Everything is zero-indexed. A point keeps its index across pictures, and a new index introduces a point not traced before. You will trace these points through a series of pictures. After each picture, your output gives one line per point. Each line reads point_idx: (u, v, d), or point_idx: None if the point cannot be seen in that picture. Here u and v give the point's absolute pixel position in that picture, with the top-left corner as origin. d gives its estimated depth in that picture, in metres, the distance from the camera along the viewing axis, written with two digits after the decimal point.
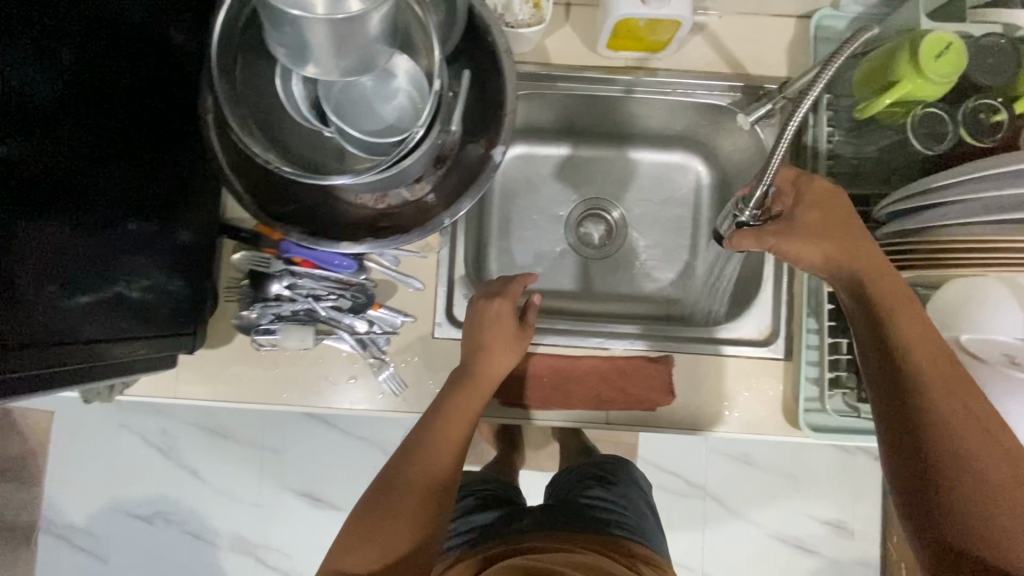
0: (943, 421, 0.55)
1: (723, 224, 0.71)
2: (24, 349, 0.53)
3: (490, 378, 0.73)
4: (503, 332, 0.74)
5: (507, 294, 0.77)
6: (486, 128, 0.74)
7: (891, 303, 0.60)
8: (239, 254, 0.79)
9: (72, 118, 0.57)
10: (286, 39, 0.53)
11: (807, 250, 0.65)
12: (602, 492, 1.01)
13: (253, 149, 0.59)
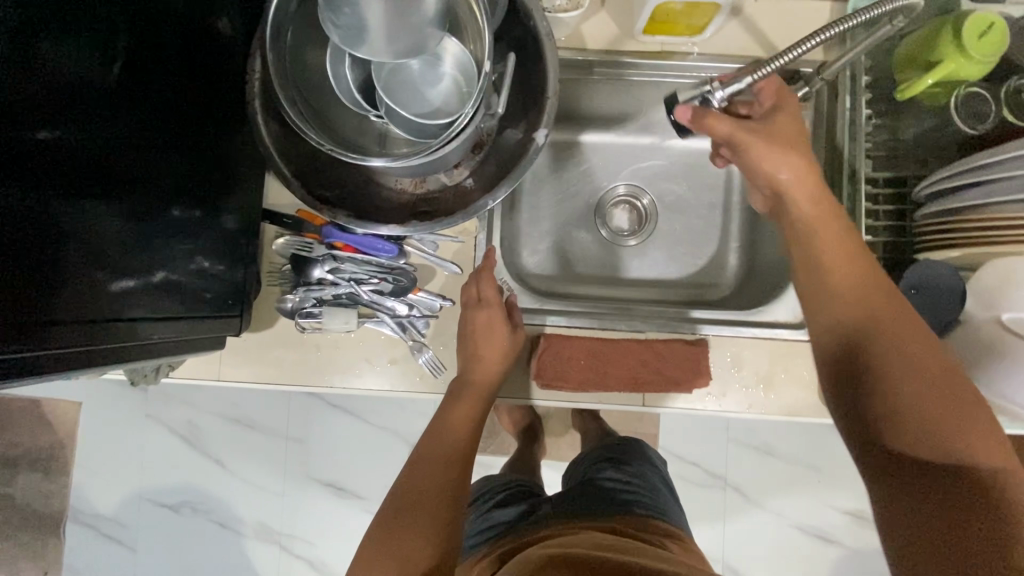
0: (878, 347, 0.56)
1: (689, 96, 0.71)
2: (71, 324, 0.55)
3: (484, 379, 0.78)
4: (496, 337, 0.78)
5: (489, 301, 0.79)
6: (525, 113, 0.75)
7: (821, 241, 0.62)
8: (283, 238, 0.80)
9: (123, 103, 0.59)
10: (343, 20, 0.55)
11: (758, 143, 0.65)
12: (614, 473, 1.01)
13: (304, 129, 0.60)
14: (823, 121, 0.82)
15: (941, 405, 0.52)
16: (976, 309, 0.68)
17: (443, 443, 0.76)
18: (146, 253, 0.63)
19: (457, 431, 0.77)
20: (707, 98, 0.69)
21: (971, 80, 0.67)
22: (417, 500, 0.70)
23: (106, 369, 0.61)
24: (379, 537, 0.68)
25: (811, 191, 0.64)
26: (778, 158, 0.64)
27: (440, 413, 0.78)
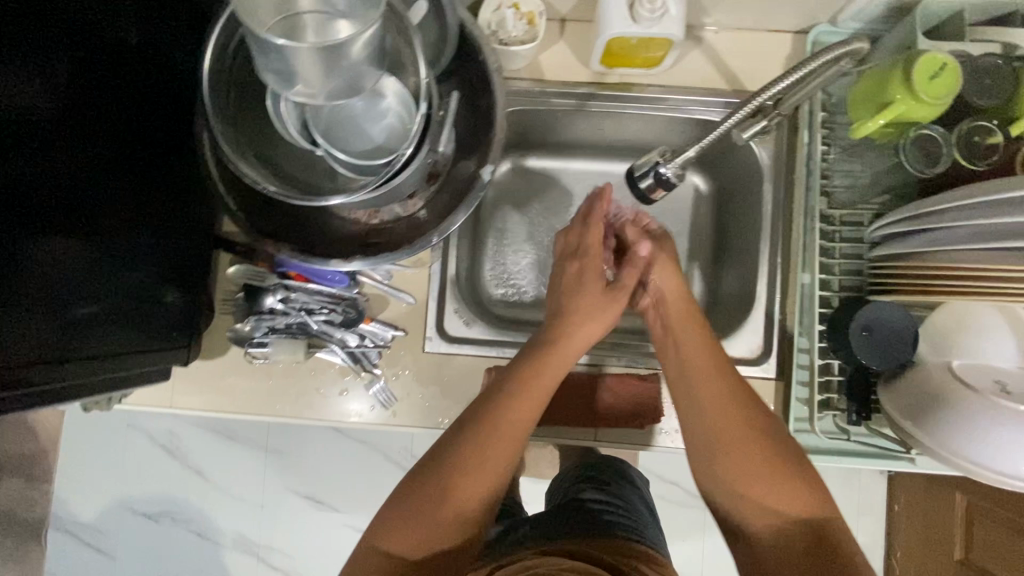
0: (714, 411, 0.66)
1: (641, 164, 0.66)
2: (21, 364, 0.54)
3: (574, 344, 0.73)
4: (591, 291, 0.77)
5: (588, 256, 0.79)
6: (477, 146, 0.75)
7: (683, 331, 0.73)
8: (234, 266, 0.80)
9: (69, 139, 0.58)
10: (272, 65, 0.53)
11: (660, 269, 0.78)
12: (595, 493, 0.95)
13: (246, 173, 0.61)
14: (783, 153, 0.81)
15: (800, 487, 0.60)
16: (929, 354, 0.69)
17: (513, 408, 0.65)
18: (98, 286, 0.63)
19: (536, 394, 0.67)
20: (656, 173, 0.65)
21: (919, 121, 0.66)
22: (478, 461, 0.62)
23: (61, 404, 0.61)
24: (413, 496, 0.61)
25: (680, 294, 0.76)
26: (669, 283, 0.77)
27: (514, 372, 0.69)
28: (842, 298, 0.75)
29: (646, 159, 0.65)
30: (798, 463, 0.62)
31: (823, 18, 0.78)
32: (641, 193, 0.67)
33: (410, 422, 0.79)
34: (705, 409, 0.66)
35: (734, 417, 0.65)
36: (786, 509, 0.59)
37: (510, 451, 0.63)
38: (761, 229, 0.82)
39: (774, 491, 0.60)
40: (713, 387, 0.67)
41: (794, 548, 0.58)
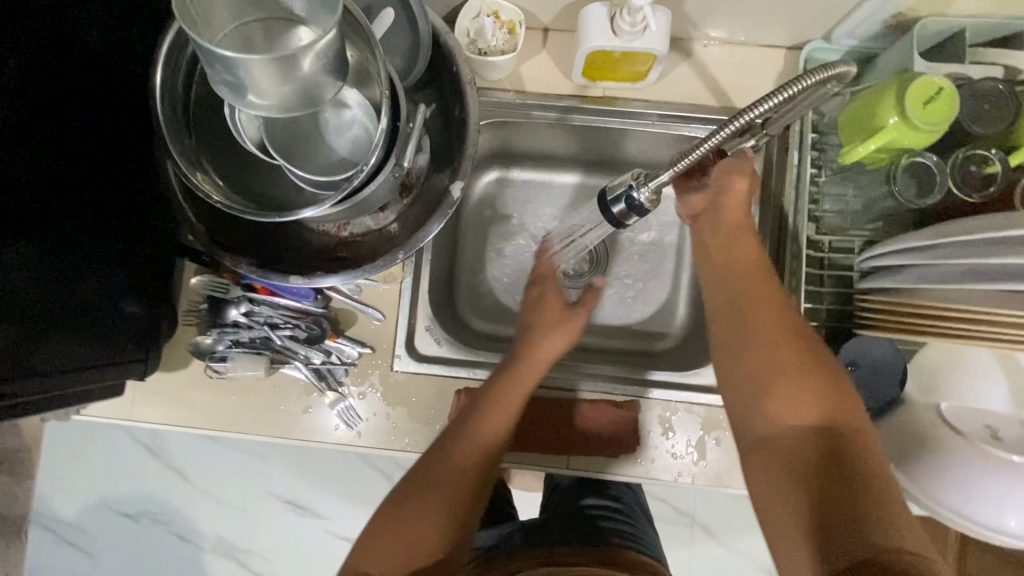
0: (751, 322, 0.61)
1: (614, 186, 0.62)
2: None
3: (542, 352, 0.70)
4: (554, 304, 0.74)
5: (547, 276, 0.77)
6: (451, 158, 0.71)
7: (729, 244, 0.67)
8: (197, 277, 0.77)
9: (5, 144, 0.55)
10: (221, 76, 0.50)
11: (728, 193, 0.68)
12: (597, 499, 0.91)
13: (200, 187, 0.59)
14: (771, 175, 0.78)
15: (819, 395, 0.56)
16: (915, 392, 0.65)
17: (495, 411, 0.64)
18: (47, 301, 0.59)
19: (503, 407, 0.65)
20: (629, 197, 0.62)
21: (912, 149, 0.63)
22: (445, 481, 0.60)
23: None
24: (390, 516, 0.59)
25: (736, 218, 0.68)
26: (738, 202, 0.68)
27: (493, 380, 0.68)
28: (828, 329, 0.71)
29: (619, 182, 0.62)
30: (825, 372, 0.57)
31: (817, 35, 0.75)
32: (614, 217, 0.64)
33: (375, 443, 0.76)
34: (746, 317, 0.62)
35: (774, 326, 0.60)
36: (797, 418, 0.55)
37: (480, 464, 0.62)
38: None
39: (788, 395, 0.56)
40: (758, 293, 0.63)
41: (794, 456, 0.54)
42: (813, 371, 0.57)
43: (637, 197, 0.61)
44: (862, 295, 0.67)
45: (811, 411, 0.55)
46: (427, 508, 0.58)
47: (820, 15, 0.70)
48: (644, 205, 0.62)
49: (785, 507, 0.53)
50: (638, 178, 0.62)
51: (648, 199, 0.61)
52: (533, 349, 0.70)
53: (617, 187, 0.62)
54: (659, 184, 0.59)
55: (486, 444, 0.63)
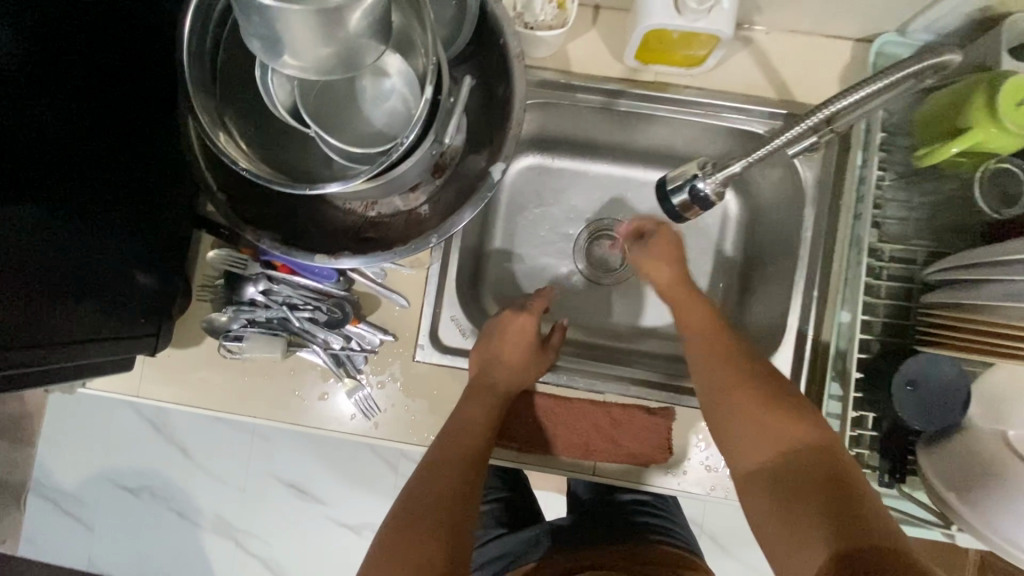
0: (706, 371, 0.65)
1: (675, 177, 0.61)
2: None
3: (510, 382, 0.71)
4: (526, 335, 0.73)
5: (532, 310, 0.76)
6: (490, 138, 0.66)
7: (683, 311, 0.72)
8: (215, 250, 0.73)
9: (33, 95, 0.51)
10: (255, 30, 0.46)
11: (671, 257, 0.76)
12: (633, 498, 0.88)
13: (227, 155, 0.54)
14: (829, 177, 0.73)
15: (775, 421, 0.57)
16: (981, 419, 0.60)
17: (467, 438, 0.65)
18: (60, 267, 0.55)
19: (475, 427, 0.66)
20: (693, 187, 0.60)
21: (1000, 154, 0.58)
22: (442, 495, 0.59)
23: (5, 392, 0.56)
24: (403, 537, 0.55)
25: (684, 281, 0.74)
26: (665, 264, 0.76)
27: (458, 409, 0.68)
28: (884, 344, 0.66)
29: (682, 172, 0.61)
30: (786, 399, 0.59)
31: (891, 27, 0.69)
32: (674, 209, 0.62)
33: (393, 436, 0.73)
34: (708, 367, 0.65)
35: (736, 368, 0.63)
36: (767, 447, 0.56)
37: (470, 476, 0.62)
38: (798, 257, 0.74)
39: (751, 434, 0.58)
40: (714, 343, 0.67)
41: (771, 485, 0.54)
42: (775, 400, 0.59)
43: (700, 187, 0.60)
44: (927, 309, 0.63)
45: (777, 436, 0.56)
46: (430, 519, 0.56)
47: (900, 5, 0.65)
48: (707, 197, 0.60)
49: (778, 539, 0.51)
50: (705, 168, 0.60)
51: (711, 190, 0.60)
52: (483, 387, 0.69)
53: (678, 178, 0.61)
54: (728, 176, 0.58)
55: (462, 469, 0.62)
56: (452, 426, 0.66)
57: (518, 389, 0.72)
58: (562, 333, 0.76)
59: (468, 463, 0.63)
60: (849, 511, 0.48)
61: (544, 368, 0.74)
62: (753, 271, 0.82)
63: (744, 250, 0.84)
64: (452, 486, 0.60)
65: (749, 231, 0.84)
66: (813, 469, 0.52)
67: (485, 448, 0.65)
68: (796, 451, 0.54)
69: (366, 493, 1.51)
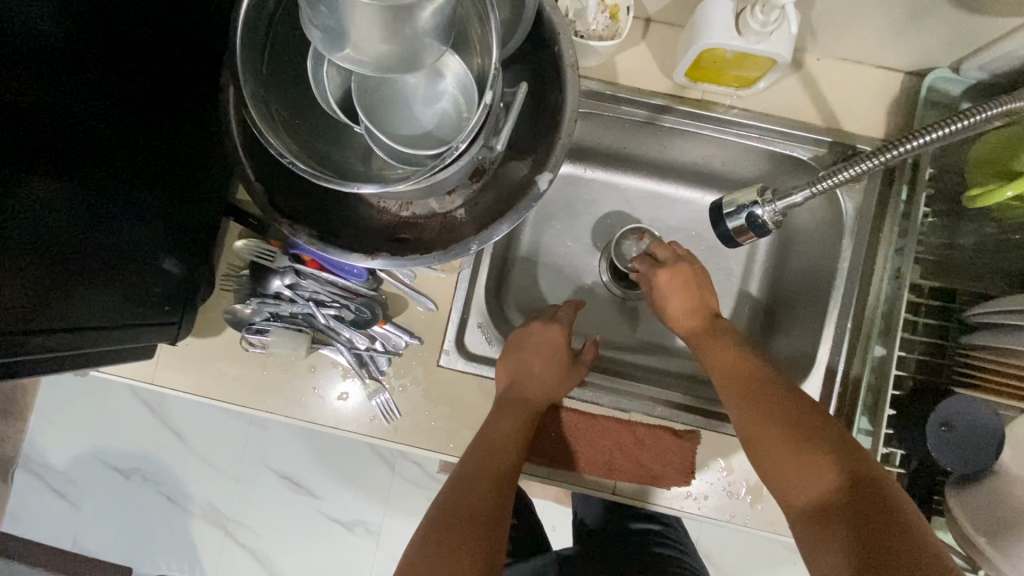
0: (736, 408, 0.63)
1: (732, 204, 0.63)
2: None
3: (539, 392, 0.71)
4: (552, 349, 0.74)
5: (559, 320, 0.77)
6: (535, 147, 0.65)
7: (705, 345, 0.70)
8: (243, 240, 0.71)
9: (65, 65, 0.48)
10: (321, 21, 0.45)
11: (681, 292, 0.74)
12: (644, 523, 0.92)
13: (274, 145, 0.53)
14: (870, 209, 0.73)
15: (809, 457, 0.56)
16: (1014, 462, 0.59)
17: (500, 450, 0.65)
18: (86, 248, 0.53)
19: (511, 437, 0.66)
20: (751, 213, 0.62)
21: None
22: (478, 502, 0.60)
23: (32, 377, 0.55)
24: (439, 543, 0.56)
25: (701, 311, 0.73)
26: (682, 301, 0.74)
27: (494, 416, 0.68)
28: (918, 382, 0.66)
29: (738, 199, 0.63)
30: (808, 423, 0.58)
31: (944, 63, 0.68)
32: (728, 233, 0.64)
33: (411, 441, 0.71)
34: (730, 393, 0.64)
35: (758, 394, 0.62)
36: (796, 475, 0.56)
37: (504, 488, 0.63)
38: (832, 287, 0.73)
39: (788, 472, 0.57)
40: (732, 370, 0.66)
41: (816, 520, 0.53)
42: (800, 428, 0.58)
43: (759, 213, 0.61)
44: (965, 350, 0.61)
45: (800, 461, 0.56)
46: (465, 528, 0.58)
47: (957, 42, 0.64)
48: (767, 224, 0.62)
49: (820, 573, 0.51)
50: (763, 196, 0.62)
51: (771, 218, 0.61)
52: (513, 399, 0.69)
53: (734, 206, 0.63)
54: (788, 204, 0.60)
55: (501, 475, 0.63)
56: (489, 431, 0.66)
57: (548, 403, 0.72)
58: (592, 352, 0.76)
59: (500, 471, 0.63)
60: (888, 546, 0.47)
61: (574, 381, 0.74)
62: (783, 298, 0.82)
63: (773, 276, 0.84)
64: (486, 494, 0.61)
65: (780, 257, 0.83)
66: (854, 505, 0.51)
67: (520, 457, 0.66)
68: (837, 487, 0.53)
69: (360, 490, 1.49)
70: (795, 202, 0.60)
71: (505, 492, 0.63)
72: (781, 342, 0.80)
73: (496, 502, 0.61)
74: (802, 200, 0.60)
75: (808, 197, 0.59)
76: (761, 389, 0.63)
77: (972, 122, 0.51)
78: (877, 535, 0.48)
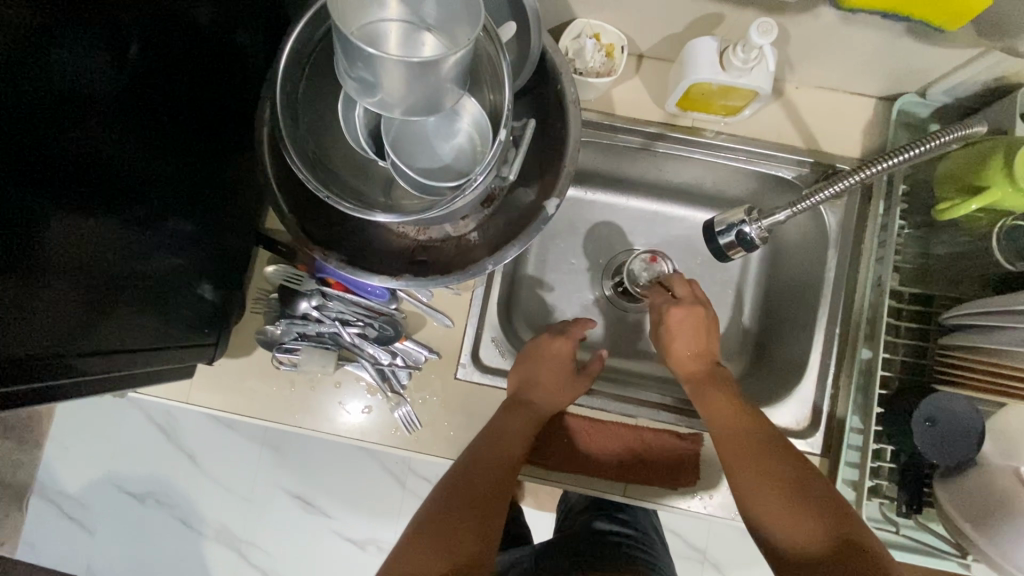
0: (739, 469, 0.64)
1: (723, 220, 0.68)
2: (53, 357, 0.52)
3: (545, 402, 0.75)
4: (557, 366, 0.78)
5: (570, 335, 0.81)
6: (541, 175, 0.71)
7: (706, 394, 0.72)
8: (273, 266, 0.78)
9: (121, 113, 0.54)
10: (356, 73, 0.50)
11: (689, 337, 0.78)
12: (608, 522, 1.00)
13: (310, 180, 0.59)
14: (850, 223, 0.79)
15: (814, 523, 0.58)
16: (992, 453, 0.64)
17: (499, 446, 0.69)
18: (122, 279, 0.58)
19: (514, 436, 0.71)
20: (739, 231, 0.67)
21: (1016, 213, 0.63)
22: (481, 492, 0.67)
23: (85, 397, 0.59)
24: (440, 526, 0.63)
25: (706, 356, 0.77)
26: (688, 343, 0.77)
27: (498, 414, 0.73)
28: (903, 381, 0.71)
29: (728, 217, 0.68)
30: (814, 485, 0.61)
31: (912, 89, 0.75)
32: (719, 248, 0.69)
33: (432, 451, 0.75)
34: (732, 448, 0.66)
35: (763, 451, 0.64)
36: (810, 542, 0.58)
37: (501, 482, 0.68)
38: (820, 296, 0.79)
39: (794, 540, 0.59)
40: (736, 427, 0.67)
41: None
42: (805, 494, 0.61)
43: (747, 231, 0.67)
44: (943, 351, 0.67)
45: (807, 521, 0.59)
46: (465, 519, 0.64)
47: (919, 72, 0.71)
48: (754, 240, 0.67)
49: None
50: (751, 214, 0.67)
51: (758, 235, 0.67)
52: (521, 403, 0.74)
53: (724, 223, 0.68)
54: (773, 222, 0.65)
55: (495, 481, 0.67)
56: (495, 428, 0.71)
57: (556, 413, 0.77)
58: (599, 365, 0.80)
59: (501, 463, 0.68)
60: None
61: (577, 395, 0.78)
62: (775, 308, 0.87)
63: (765, 286, 0.90)
64: (488, 486, 0.67)
65: (771, 269, 0.89)
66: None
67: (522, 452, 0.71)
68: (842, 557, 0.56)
69: (373, 509, 1.52)
70: (780, 220, 0.65)
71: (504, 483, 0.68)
72: (776, 347, 0.85)
73: (491, 498, 0.67)
74: (785, 218, 0.66)
75: (792, 215, 0.65)
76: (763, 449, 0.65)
77: (932, 147, 0.57)
78: None
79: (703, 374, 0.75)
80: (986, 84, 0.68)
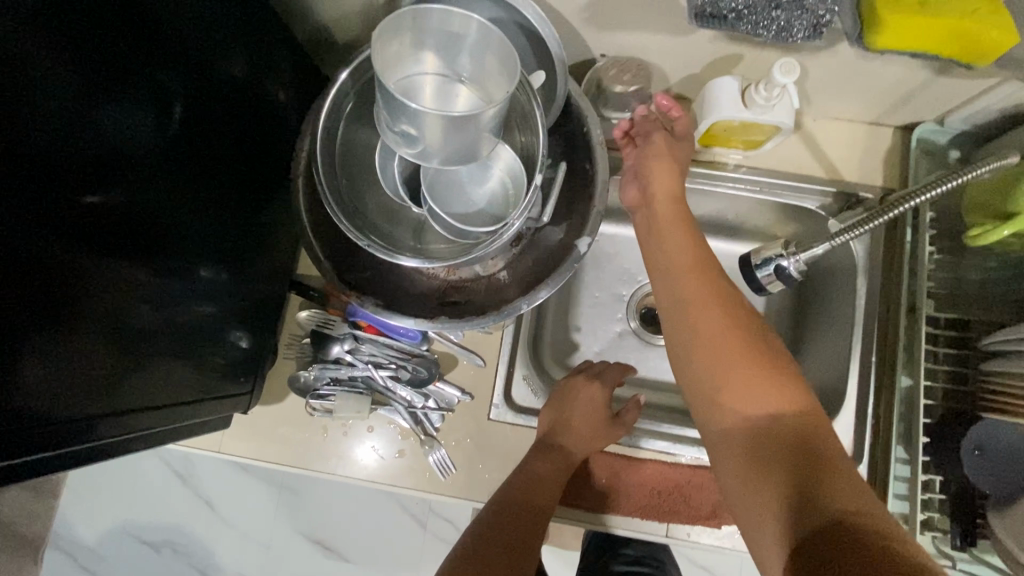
0: (682, 313, 0.60)
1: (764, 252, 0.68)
2: (103, 417, 0.52)
3: (577, 449, 0.73)
4: (594, 414, 0.75)
5: (604, 378, 0.78)
6: (570, 213, 0.72)
7: (667, 230, 0.66)
8: (306, 312, 0.79)
9: (161, 167, 0.56)
10: (398, 127, 0.52)
11: (663, 164, 0.69)
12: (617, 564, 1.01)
13: (352, 230, 0.60)
14: (878, 249, 0.79)
15: (751, 376, 0.55)
16: None
17: (534, 492, 0.68)
18: (159, 328, 0.58)
19: (545, 483, 0.69)
20: (777, 265, 0.67)
21: None
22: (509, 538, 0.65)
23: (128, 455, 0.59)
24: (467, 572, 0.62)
25: (671, 191, 0.68)
26: (661, 174, 0.69)
27: (528, 458, 0.71)
28: (946, 409, 0.70)
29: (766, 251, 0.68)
30: (782, 385, 0.54)
31: (929, 117, 0.76)
32: (756, 281, 0.69)
33: (468, 495, 0.74)
34: (681, 281, 0.62)
35: (714, 294, 0.60)
36: (746, 399, 0.55)
37: (530, 529, 0.66)
38: (852, 324, 0.78)
39: (736, 391, 0.55)
40: (685, 266, 0.62)
41: (746, 444, 0.53)
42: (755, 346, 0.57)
43: (785, 266, 0.67)
44: (986, 377, 0.66)
45: (750, 415, 0.54)
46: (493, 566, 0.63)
47: (937, 102, 0.72)
48: (791, 273, 0.67)
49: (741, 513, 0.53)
50: (787, 248, 0.67)
51: (796, 268, 0.67)
52: (551, 446, 0.72)
53: (763, 256, 0.68)
54: (811, 255, 0.65)
55: (518, 528, 0.66)
56: (524, 472, 0.70)
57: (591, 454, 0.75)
58: (636, 411, 0.76)
59: (532, 509, 0.67)
60: (811, 487, 0.47)
61: (611, 441, 0.76)
62: (804, 335, 0.87)
63: (792, 314, 0.90)
64: (516, 532, 0.66)
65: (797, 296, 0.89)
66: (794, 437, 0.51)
67: (556, 495, 0.69)
68: (775, 415, 0.53)
69: (394, 552, 1.48)
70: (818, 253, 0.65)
71: (535, 528, 0.67)
72: (808, 376, 0.84)
73: (520, 539, 0.65)
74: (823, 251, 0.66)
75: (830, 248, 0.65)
76: (716, 294, 0.60)
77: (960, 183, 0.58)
78: (809, 471, 0.49)
79: (669, 204, 0.68)
80: (1004, 111, 0.70)
